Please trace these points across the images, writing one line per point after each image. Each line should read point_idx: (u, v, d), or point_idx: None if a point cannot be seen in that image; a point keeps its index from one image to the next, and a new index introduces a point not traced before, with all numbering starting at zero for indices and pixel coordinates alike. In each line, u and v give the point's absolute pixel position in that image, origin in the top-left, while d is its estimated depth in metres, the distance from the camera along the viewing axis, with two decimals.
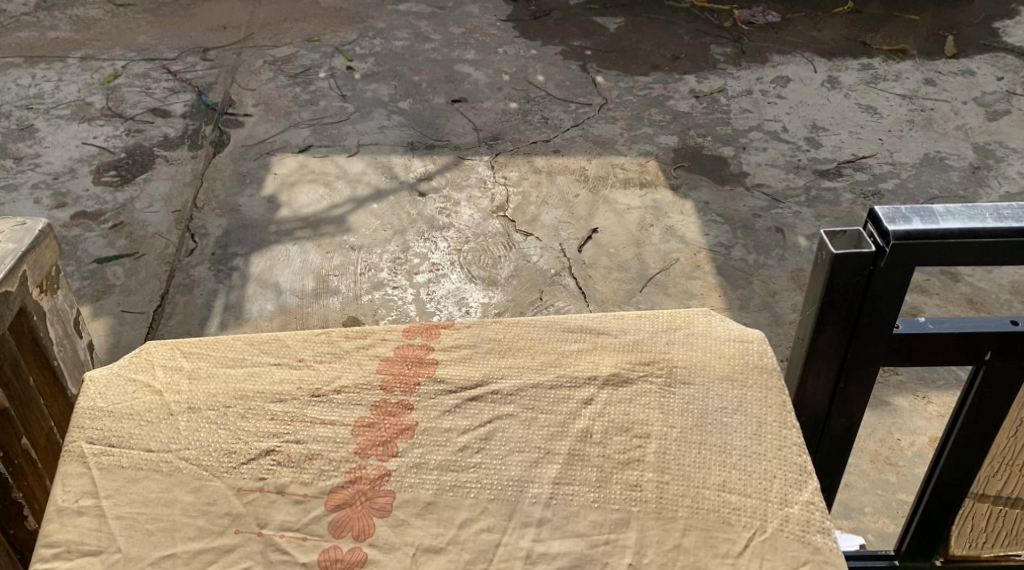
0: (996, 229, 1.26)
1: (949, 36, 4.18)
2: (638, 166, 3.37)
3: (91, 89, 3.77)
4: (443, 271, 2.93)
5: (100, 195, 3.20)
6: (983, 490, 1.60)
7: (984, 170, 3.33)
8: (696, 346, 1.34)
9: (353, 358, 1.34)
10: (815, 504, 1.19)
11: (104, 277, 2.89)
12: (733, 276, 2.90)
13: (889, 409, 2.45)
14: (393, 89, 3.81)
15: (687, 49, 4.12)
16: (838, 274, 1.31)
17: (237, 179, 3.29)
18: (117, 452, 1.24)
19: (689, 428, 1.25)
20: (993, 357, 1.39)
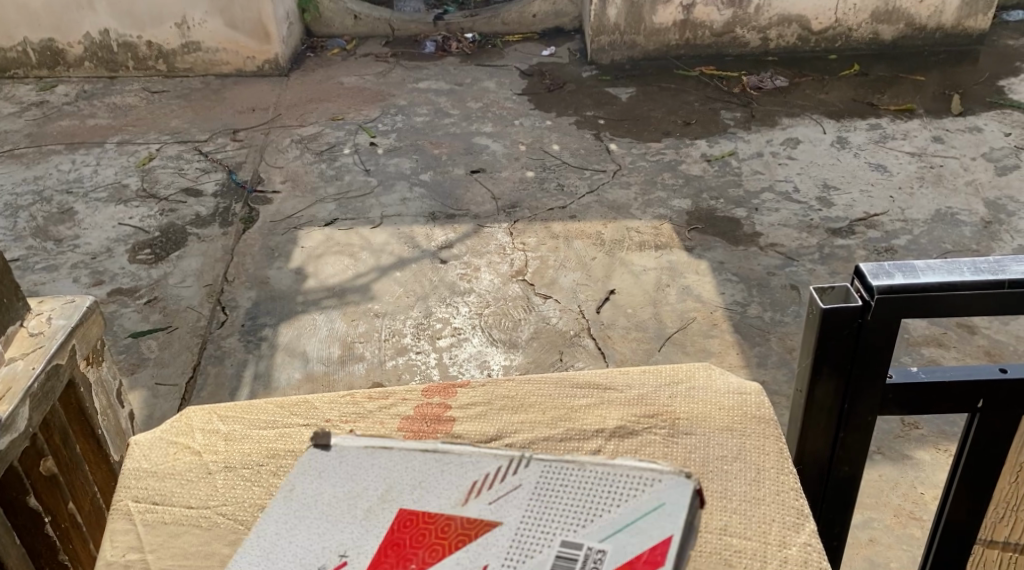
0: (974, 282, 1.33)
1: (955, 95, 4.29)
2: (653, 229, 3.47)
3: (127, 172, 3.96)
4: (465, 335, 3.03)
5: (135, 272, 3.34)
6: (991, 537, 1.62)
7: (995, 224, 3.40)
8: (697, 398, 1.43)
9: (376, 417, 1.43)
10: (812, 545, 1.25)
11: (138, 351, 3.02)
12: (750, 334, 2.97)
13: (910, 463, 2.50)
14: (414, 163, 3.96)
15: (698, 116, 4.25)
16: (829, 328, 1.39)
17: (266, 253, 3.42)
18: (160, 509, 1.35)
19: (691, 475, 1.33)
20: (985, 405, 1.43)
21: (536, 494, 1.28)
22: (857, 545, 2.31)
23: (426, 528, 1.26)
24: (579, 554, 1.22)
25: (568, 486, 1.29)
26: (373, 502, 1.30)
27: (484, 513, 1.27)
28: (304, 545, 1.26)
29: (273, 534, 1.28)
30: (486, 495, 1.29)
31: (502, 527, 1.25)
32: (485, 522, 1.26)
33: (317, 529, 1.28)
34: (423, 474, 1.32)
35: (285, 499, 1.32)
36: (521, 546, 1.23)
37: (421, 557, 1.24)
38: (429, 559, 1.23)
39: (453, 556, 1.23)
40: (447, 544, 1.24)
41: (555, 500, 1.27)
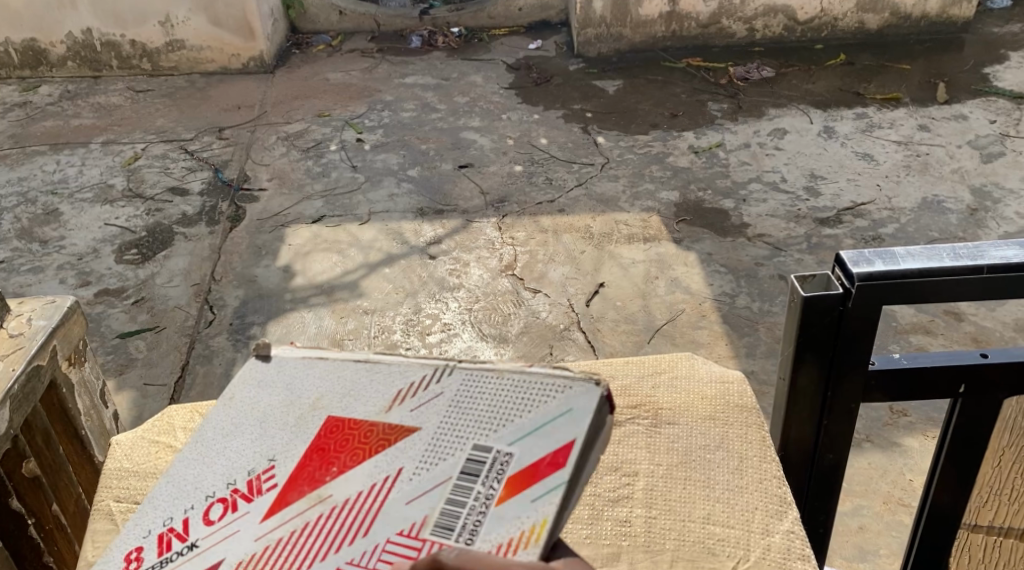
0: (953, 267, 1.33)
1: (941, 83, 4.29)
2: (641, 221, 3.47)
3: (113, 171, 3.94)
4: (455, 330, 3.02)
5: (122, 273, 3.33)
6: (975, 520, 1.63)
7: (982, 211, 3.40)
8: (679, 388, 1.46)
9: None
10: (795, 532, 1.28)
11: (126, 351, 3.00)
12: (739, 325, 2.97)
13: (900, 450, 2.50)
14: (401, 158, 3.95)
15: (685, 107, 4.25)
16: (811, 316, 1.39)
17: (254, 251, 3.41)
18: (141, 509, 1.37)
19: (674, 465, 1.36)
20: (966, 391, 1.44)
21: (454, 400, 1.25)
22: (847, 533, 2.32)
23: (349, 436, 1.26)
24: (488, 458, 1.18)
25: (490, 391, 1.24)
26: (308, 410, 1.31)
27: (405, 420, 1.25)
28: (242, 452, 1.31)
29: (220, 442, 1.33)
30: (411, 402, 1.27)
31: (419, 432, 1.24)
32: (405, 428, 1.24)
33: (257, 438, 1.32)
34: (356, 384, 1.32)
35: (232, 406, 1.37)
36: (432, 453, 1.21)
37: (339, 464, 1.24)
38: (345, 466, 1.24)
39: (370, 463, 1.23)
40: (366, 447, 1.24)
41: (472, 406, 1.23)
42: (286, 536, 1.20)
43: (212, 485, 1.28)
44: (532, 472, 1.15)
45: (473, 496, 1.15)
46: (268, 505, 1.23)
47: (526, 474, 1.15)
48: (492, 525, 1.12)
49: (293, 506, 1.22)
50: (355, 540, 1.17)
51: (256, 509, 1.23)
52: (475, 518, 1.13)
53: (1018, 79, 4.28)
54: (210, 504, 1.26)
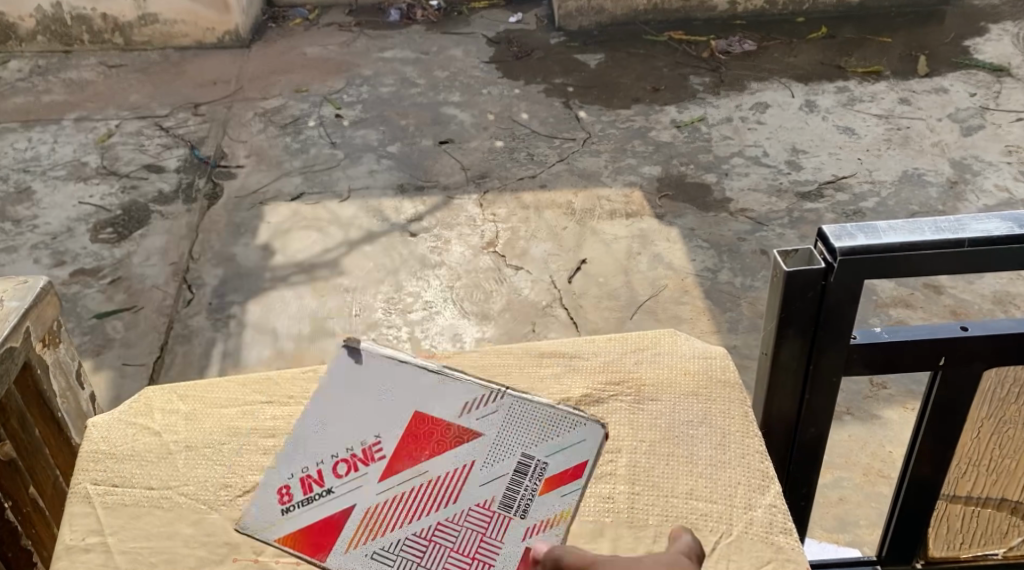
0: (935, 240, 1.32)
1: (922, 56, 4.28)
2: (624, 197, 3.45)
3: (86, 149, 3.88)
4: (436, 308, 3.00)
5: (98, 252, 3.28)
6: (955, 491, 1.63)
7: (961, 184, 3.41)
8: (662, 363, 1.46)
9: None
10: (778, 506, 1.29)
11: (103, 332, 2.97)
12: (721, 300, 2.97)
13: (880, 423, 2.50)
14: (381, 134, 3.91)
15: (667, 81, 4.22)
16: (793, 291, 1.38)
17: (232, 229, 3.37)
18: (120, 492, 1.39)
19: (657, 441, 1.37)
20: (947, 363, 1.43)
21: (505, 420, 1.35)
22: (826, 505, 2.33)
23: (428, 436, 1.35)
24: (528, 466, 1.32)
25: (537, 407, 1.36)
26: None
27: None
28: (353, 422, 1.38)
29: (324, 413, 1.39)
30: None
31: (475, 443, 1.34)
32: (466, 437, 1.34)
33: (348, 419, 1.38)
34: None
35: (330, 390, 1.40)
36: (493, 452, 1.33)
37: (426, 451, 1.35)
38: (434, 452, 1.34)
39: (449, 454, 1.34)
40: (444, 443, 1.35)
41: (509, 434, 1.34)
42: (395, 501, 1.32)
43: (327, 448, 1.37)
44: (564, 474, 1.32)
45: (520, 498, 1.31)
46: (330, 517, 1.33)
47: (565, 476, 1.32)
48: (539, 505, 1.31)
49: (397, 478, 1.34)
50: (447, 506, 1.31)
51: (370, 475, 1.34)
52: (525, 496, 1.31)
53: (998, 51, 4.27)
54: (335, 462, 1.36)
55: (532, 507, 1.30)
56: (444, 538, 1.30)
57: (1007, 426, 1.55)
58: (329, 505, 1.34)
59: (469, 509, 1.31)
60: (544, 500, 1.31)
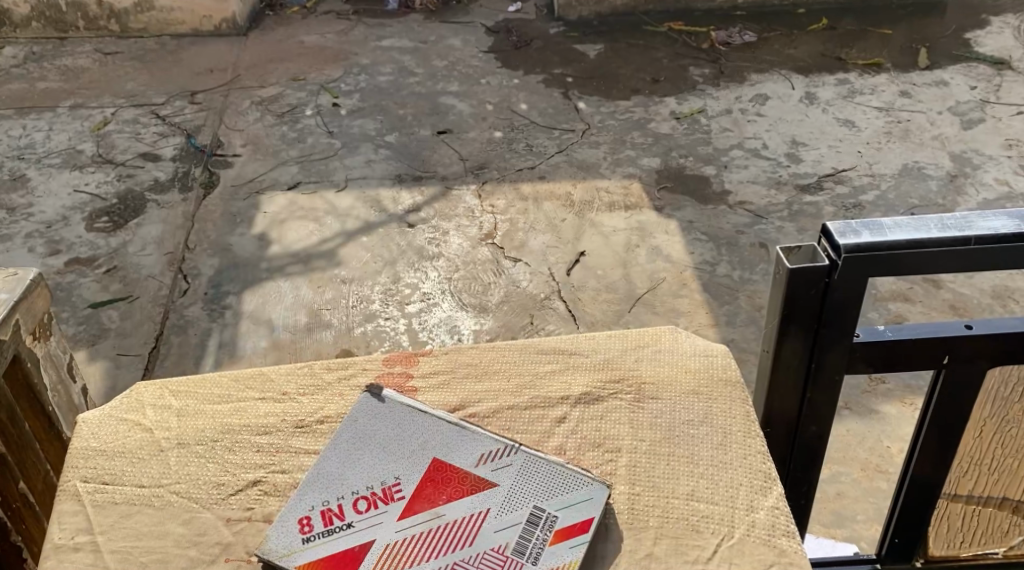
0: (940, 238, 1.30)
1: (922, 48, 4.26)
2: (622, 189, 3.43)
3: (81, 137, 3.85)
4: (434, 300, 2.98)
5: (93, 241, 3.26)
6: (955, 491, 1.62)
7: (961, 177, 3.39)
8: (663, 361, 1.44)
9: (335, 389, 1.43)
10: (780, 508, 1.27)
11: (98, 322, 2.94)
12: (720, 293, 2.96)
13: (878, 417, 2.49)
14: (378, 124, 3.88)
15: (667, 72, 4.19)
16: (796, 289, 1.36)
17: (228, 219, 3.35)
18: (110, 490, 1.34)
19: (658, 440, 1.35)
20: (950, 362, 1.42)
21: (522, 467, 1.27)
22: (824, 500, 2.32)
23: (449, 479, 1.27)
24: (540, 517, 1.23)
25: (557, 462, 1.28)
26: None
27: None
28: (375, 459, 1.29)
29: (349, 445, 1.31)
30: None
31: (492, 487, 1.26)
32: (482, 485, 1.26)
33: (371, 454, 1.30)
34: None
35: (356, 425, 1.32)
36: (512, 500, 1.25)
37: (446, 493, 1.26)
38: (454, 495, 1.25)
39: (466, 499, 1.25)
40: (462, 488, 1.26)
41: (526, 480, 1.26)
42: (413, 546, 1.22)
43: (343, 486, 1.27)
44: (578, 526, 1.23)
45: (532, 546, 1.21)
46: (349, 550, 1.22)
47: (575, 530, 1.22)
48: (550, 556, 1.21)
49: (415, 519, 1.24)
50: (465, 548, 1.21)
51: (389, 513, 1.24)
52: (536, 546, 1.21)
53: (999, 44, 4.25)
54: (352, 499, 1.26)
55: (543, 556, 1.21)
56: None
57: (1010, 426, 1.53)
58: (349, 539, 1.23)
59: (484, 554, 1.21)
60: (555, 551, 1.21)
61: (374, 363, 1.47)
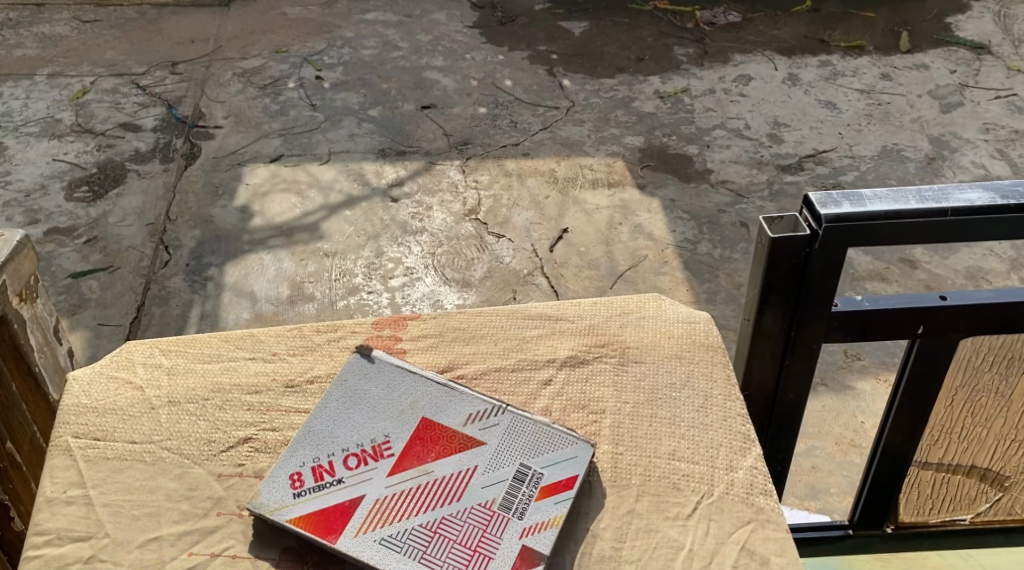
0: (918, 210, 1.34)
1: (904, 32, 4.30)
2: (606, 166, 3.45)
3: (60, 106, 3.82)
4: (418, 274, 3.00)
5: (72, 211, 3.25)
6: (926, 458, 1.66)
7: (938, 160, 3.44)
8: (646, 328, 1.48)
9: (325, 350, 1.46)
10: (758, 468, 1.31)
11: (79, 292, 2.95)
12: (700, 271, 3.00)
13: (853, 393, 2.54)
14: (362, 98, 3.88)
15: (651, 51, 4.21)
16: (778, 257, 1.39)
17: (209, 190, 3.35)
18: (102, 445, 1.36)
19: (641, 403, 1.38)
20: (925, 331, 1.45)
21: (509, 427, 1.30)
22: (799, 472, 2.37)
23: (438, 438, 1.30)
24: (526, 475, 1.26)
25: (542, 422, 1.31)
26: None
27: None
28: (364, 418, 1.32)
29: (338, 404, 1.34)
30: None
31: (481, 446, 1.29)
32: (470, 444, 1.29)
33: (359, 413, 1.33)
34: None
35: (345, 386, 1.35)
36: (498, 458, 1.28)
37: (435, 451, 1.28)
38: (442, 453, 1.28)
39: (455, 456, 1.28)
40: (451, 446, 1.29)
41: (514, 440, 1.29)
42: (402, 501, 1.24)
43: (334, 444, 1.30)
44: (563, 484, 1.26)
45: (518, 501, 1.24)
46: (339, 504, 1.24)
47: (561, 486, 1.26)
48: (536, 512, 1.23)
49: (404, 476, 1.26)
50: (453, 503, 1.24)
51: (379, 470, 1.27)
52: (523, 501, 1.24)
53: (979, 29, 4.29)
54: (343, 457, 1.28)
55: (529, 511, 1.23)
56: (449, 531, 1.22)
57: (980, 394, 1.57)
58: (340, 493, 1.25)
59: (471, 508, 1.23)
60: (540, 506, 1.24)
61: (363, 326, 1.49)
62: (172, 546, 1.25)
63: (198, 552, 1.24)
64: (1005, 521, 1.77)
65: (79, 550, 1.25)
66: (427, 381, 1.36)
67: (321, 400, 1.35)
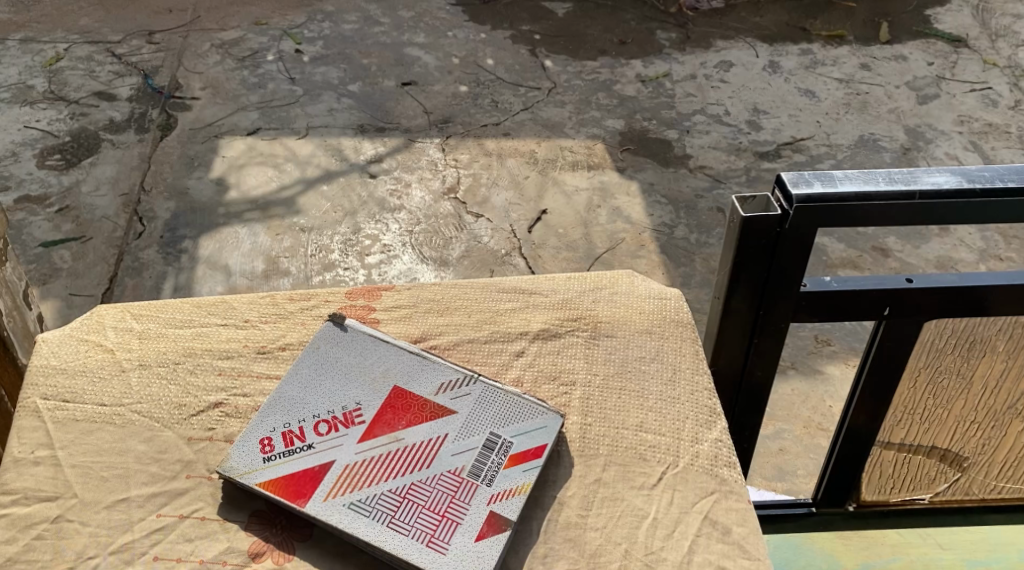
0: (887, 191, 1.35)
1: (884, 22, 4.32)
2: (586, 149, 3.46)
3: (33, 72, 3.78)
4: (395, 252, 3.00)
5: (45, 179, 3.22)
6: (888, 439, 1.69)
7: (913, 151, 3.48)
8: (618, 303, 1.49)
9: (298, 318, 1.46)
10: (723, 441, 1.34)
11: (50, 261, 2.92)
12: (676, 255, 3.02)
13: (821, 378, 2.57)
14: (342, 72, 3.86)
15: (634, 34, 4.21)
16: (749, 237, 1.40)
17: (185, 162, 3.33)
18: (71, 407, 1.36)
19: (611, 375, 1.40)
20: (891, 313, 1.47)
21: (479, 398, 1.31)
22: (767, 454, 2.40)
23: (408, 406, 1.31)
24: (495, 444, 1.27)
25: (512, 392, 1.33)
26: None
27: None
28: (335, 386, 1.33)
29: (309, 371, 1.35)
30: None
31: (452, 416, 1.30)
32: (441, 414, 1.30)
33: (330, 380, 1.33)
34: None
35: (317, 353, 1.36)
36: (468, 427, 1.29)
37: (405, 420, 1.29)
38: (413, 421, 1.29)
39: (425, 424, 1.29)
40: (422, 414, 1.30)
41: (485, 410, 1.30)
42: (373, 467, 1.25)
43: (306, 411, 1.31)
44: (532, 454, 1.27)
45: (487, 469, 1.25)
46: (309, 470, 1.25)
47: (529, 455, 1.27)
48: (503, 481, 1.24)
49: (374, 442, 1.27)
50: (422, 470, 1.25)
51: (350, 436, 1.28)
52: (490, 470, 1.25)
53: (958, 22, 4.32)
54: (314, 424, 1.29)
55: (497, 478, 1.25)
56: (418, 496, 1.23)
57: (942, 376, 1.59)
58: (310, 458, 1.26)
59: (441, 475, 1.25)
60: (508, 474, 1.25)
61: (336, 296, 1.50)
62: (140, 507, 1.25)
63: (167, 513, 1.25)
64: (963, 500, 1.81)
65: (46, 510, 1.25)
66: (399, 351, 1.37)
67: (292, 366, 1.36)
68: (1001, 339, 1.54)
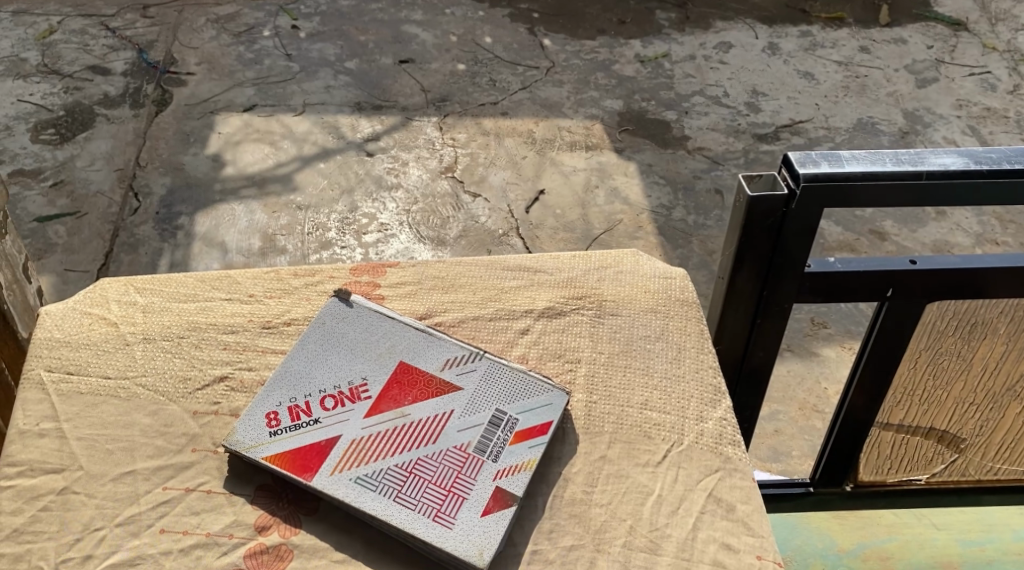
0: (894, 172, 1.35)
1: (884, 5, 4.30)
2: (584, 129, 3.45)
3: (25, 45, 3.75)
4: (392, 231, 3.00)
5: (39, 153, 3.20)
6: (887, 420, 1.70)
7: (911, 135, 3.48)
8: (624, 282, 1.50)
9: (302, 294, 1.46)
10: (727, 419, 1.35)
11: (45, 236, 2.91)
12: (674, 237, 3.02)
13: (817, 360, 2.58)
14: (339, 49, 3.84)
15: (633, 14, 4.19)
16: (755, 216, 1.40)
17: (181, 137, 3.31)
18: (76, 380, 1.35)
19: (616, 353, 1.40)
20: (894, 294, 1.48)
21: (485, 375, 1.32)
22: (763, 435, 2.41)
23: (415, 382, 1.31)
24: (501, 421, 1.28)
25: (518, 369, 1.33)
26: None
27: None
28: (341, 360, 1.33)
29: (315, 346, 1.35)
30: None
31: (458, 392, 1.30)
32: (448, 391, 1.30)
33: (336, 355, 1.34)
34: None
35: (324, 328, 1.36)
36: (474, 403, 1.29)
37: (411, 395, 1.30)
38: (419, 396, 1.30)
39: (432, 400, 1.29)
40: (428, 390, 1.30)
41: (490, 387, 1.31)
42: (379, 442, 1.25)
43: (313, 386, 1.31)
44: (536, 432, 1.27)
45: (493, 445, 1.25)
46: (316, 444, 1.25)
47: (535, 432, 1.27)
48: (509, 458, 1.25)
49: (381, 418, 1.27)
50: (428, 446, 1.25)
51: (356, 412, 1.28)
52: (496, 447, 1.25)
53: (957, 5, 4.31)
54: (320, 399, 1.29)
55: (503, 454, 1.25)
56: (423, 471, 1.23)
57: (942, 358, 1.60)
58: (316, 433, 1.26)
59: (447, 450, 1.25)
60: (514, 450, 1.25)
61: (341, 272, 1.50)
62: (145, 481, 1.25)
63: (173, 487, 1.25)
64: (959, 482, 1.82)
65: (51, 482, 1.25)
66: (404, 328, 1.37)
67: (298, 341, 1.36)
68: (1002, 320, 1.54)
